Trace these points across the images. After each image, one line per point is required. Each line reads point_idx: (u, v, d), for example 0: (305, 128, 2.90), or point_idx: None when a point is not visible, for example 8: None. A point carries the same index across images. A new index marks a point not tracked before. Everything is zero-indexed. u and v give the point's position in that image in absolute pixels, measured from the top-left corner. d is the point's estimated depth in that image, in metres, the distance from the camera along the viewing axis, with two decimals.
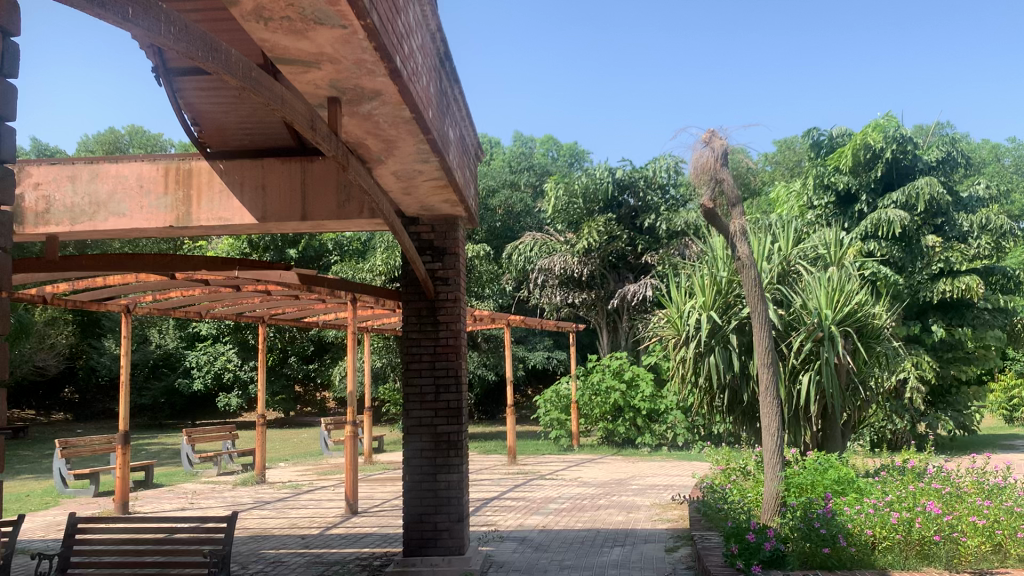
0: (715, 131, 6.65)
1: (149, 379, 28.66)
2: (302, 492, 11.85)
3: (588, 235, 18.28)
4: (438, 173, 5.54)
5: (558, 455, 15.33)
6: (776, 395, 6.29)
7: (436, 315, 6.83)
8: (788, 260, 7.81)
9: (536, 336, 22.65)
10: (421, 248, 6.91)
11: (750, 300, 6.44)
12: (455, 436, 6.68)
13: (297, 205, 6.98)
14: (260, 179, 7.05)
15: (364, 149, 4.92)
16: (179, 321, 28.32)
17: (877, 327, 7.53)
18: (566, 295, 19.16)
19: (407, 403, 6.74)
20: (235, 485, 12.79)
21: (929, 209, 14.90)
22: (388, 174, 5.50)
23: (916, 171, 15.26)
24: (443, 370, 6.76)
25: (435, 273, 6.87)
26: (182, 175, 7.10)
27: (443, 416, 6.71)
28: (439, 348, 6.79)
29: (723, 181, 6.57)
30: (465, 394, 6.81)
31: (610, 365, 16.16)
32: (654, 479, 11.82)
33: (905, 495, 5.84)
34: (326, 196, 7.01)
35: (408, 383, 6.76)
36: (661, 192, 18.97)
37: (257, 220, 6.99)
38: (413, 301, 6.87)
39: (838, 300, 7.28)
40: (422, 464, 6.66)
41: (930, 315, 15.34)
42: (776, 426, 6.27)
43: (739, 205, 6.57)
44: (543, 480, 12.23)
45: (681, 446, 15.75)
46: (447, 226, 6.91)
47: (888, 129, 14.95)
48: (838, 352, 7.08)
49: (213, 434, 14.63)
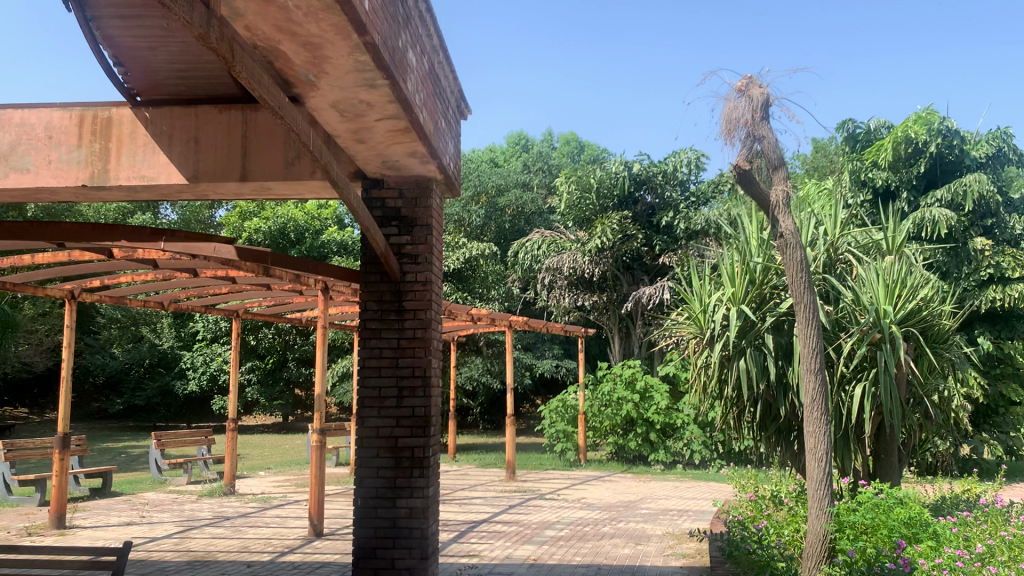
0: (752, 76, 5.32)
1: (142, 379, 27.45)
2: (270, 507, 10.53)
3: (601, 233, 16.87)
4: (393, 109, 4.26)
5: (562, 471, 13.94)
6: (826, 411, 4.98)
7: (402, 301, 5.51)
8: (836, 247, 6.45)
9: (546, 343, 21.27)
10: (385, 219, 5.57)
11: (793, 289, 5.11)
12: (420, 451, 5.36)
13: (237, 162, 5.75)
14: (193, 131, 5.81)
15: (281, 58, 3.65)
16: (176, 320, 27.10)
17: (945, 329, 6.13)
18: (576, 298, 17.84)
19: (362, 410, 5.43)
20: (200, 496, 11.49)
21: (976, 210, 13.50)
22: (326, 106, 4.23)
23: (963, 168, 13.85)
24: (408, 370, 5.45)
25: (402, 248, 5.54)
26: (100, 125, 5.85)
27: (409, 426, 5.40)
28: (403, 343, 5.47)
29: (766, 138, 5.23)
30: (434, 398, 5.50)
31: (622, 375, 14.78)
32: (667, 503, 10.43)
33: (1001, 547, 4.46)
34: (273, 152, 5.77)
35: (364, 386, 5.46)
36: (680, 188, 17.59)
37: (187, 179, 5.76)
38: (374, 283, 5.55)
39: (899, 293, 5.90)
40: (378, 486, 5.35)
41: (977, 326, 13.87)
42: (822, 450, 4.94)
43: (783, 168, 5.24)
44: (541, 500, 10.86)
45: (698, 464, 14.37)
46: (418, 190, 5.58)
47: (931, 123, 13.66)
48: (900, 357, 5.69)
49: (185, 440, 13.37)
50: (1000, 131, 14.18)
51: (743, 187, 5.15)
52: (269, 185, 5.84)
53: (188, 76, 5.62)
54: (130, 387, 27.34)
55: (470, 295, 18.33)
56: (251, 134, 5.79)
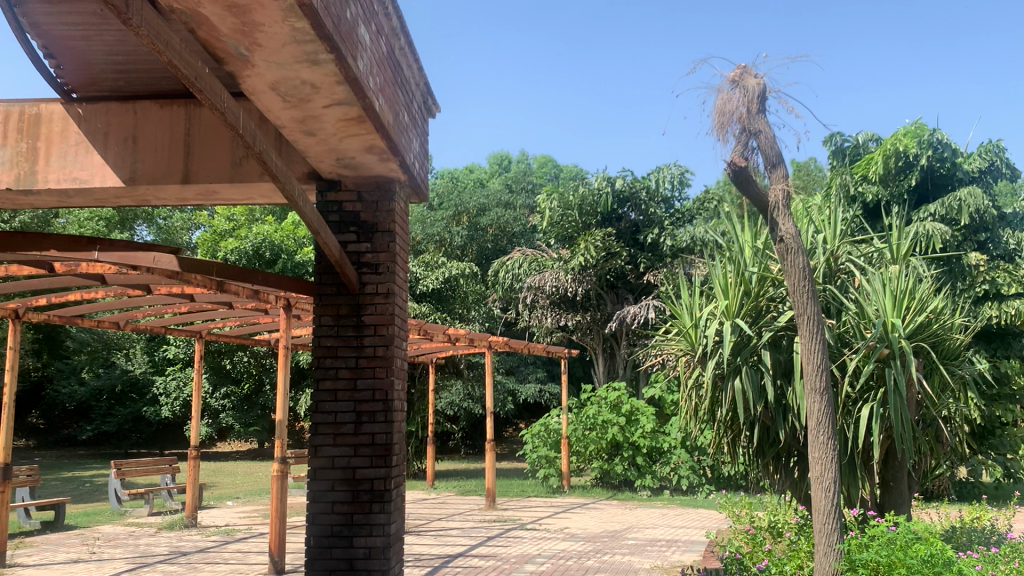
0: (746, 66, 4.84)
1: (114, 406, 26.58)
2: (231, 540, 9.86)
3: (584, 251, 16.39)
4: (342, 91, 3.73)
5: (544, 498, 13.34)
6: (832, 436, 4.52)
7: (361, 315, 4.94)
8: (836, 256, 5.95)
9: (528, 366, 20.71)
10: (342, 224, 5.01)
11: (796, 300, 4.61)
12: (380, 483, 4.79)
13: (180, 163, 5.21)
14: (130, 129, 5.25)
15: (203, 25, 3.11)
16: (148, 344, 26.02)
17: (957, 344, 5.61)
18: (559, 318, 17.30)
19: (315, 438, 4.85)
20: (159, 529, 10.81)
21: (970, 224, 13.13)
22: (265, 88, 3.70)
23: (954, 182, 13.49)
24: (367, 392, 4.88)
25: (361, 257, 4.99)
26: (27, 122, 5.29)
27: (369, 456, 4.82)
28: (362, 362, 4.90)
29: (763, 133, 4.72)
30: (396, 423, 4.92)
31: (607, 397, 14.23)
32: (654, 532, 9.85)
33: None
34: (218, 152, 5.22)
35: (318, 412, 4.88)
36: (665, 205, 17.20)
37: (123, 181, 5.20)
38: (329, 296, 4.98)
39: (908, 305, 5.38)
40: (333, 524, 4.77)
41: (972, 345, 13.44)
42: (831, 479, 4.52)
43: (783, 165, 4.70)
44: (522, 530, 10.25)
45: (686, 490, 13.81)
46: (379, 192, 5.03)
47: (922, 136, 13.29)
48: (911, 375, 5.15)
49: (147, 469, 12.66)
50: (991, 144, 13.86)
51: (736, 186, 4.69)
52: (215, 188, 5.30)
53: (127, 70, 5.05)
54: (101, 413, 26.44)
55: (450, 316, 17.73)
56: (195, 132, 5.24)
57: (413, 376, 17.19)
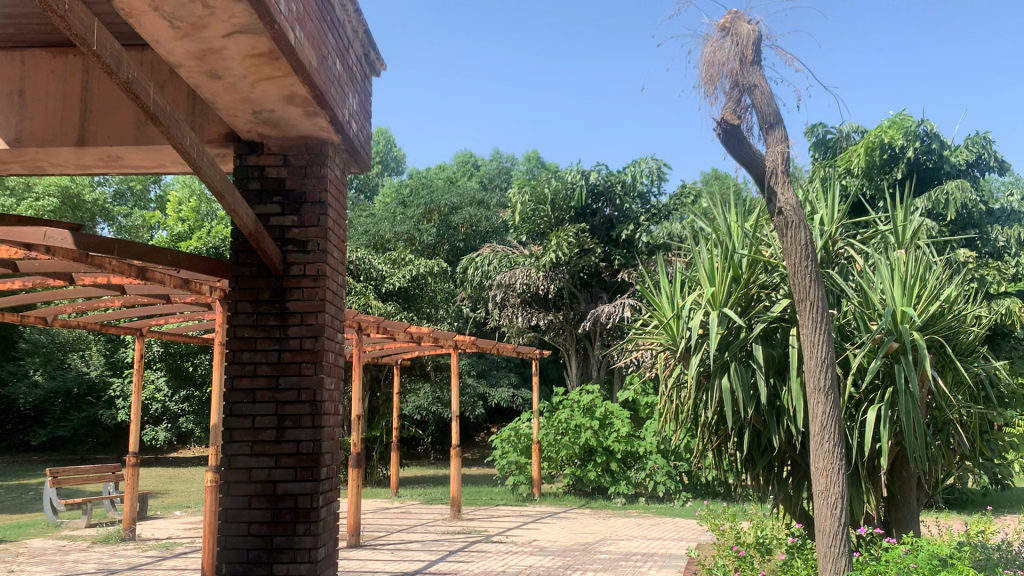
0: (738, 11, 4.15)
1: (69, 409, 25.42)
2: (169, 556, 9.02)
3: (556, 247, 15.66)
4: (243, 14, 2.99)
5: (513, 507, 12.60)
6: (839, 443, 3.85)
7: (284, 302, 4.18)
8: (834, 240, 5.26)
9: (500, 369, 19.94)
10: (264, 196, 4.26)
11: (798, 282, 3.93)
12: (305, 500, 4.04)
13: (74, 121, 4.41)
14: (17, 83, 4.45)
15: None
16: (106, 346, 24.94)
17: (973, 338, 4.93)
18: (530, 317, 16.48)
19: (229, 447, 4.09)
20: (93, 543, 9.94)
21: (958, 220, 12.60)
22: (145, 8, 2.96)
23: (942, 174, 12.99)
24: (290, 393, 4.12)
25: (286, 232, 4.23)
26: None
27: (293, 467, 4.07)
28: (285, 357, 4.14)
29: (758, 88, 4.03)
30: (327, 430, 4.17)
31: (579, 401, 13.49)
32: (628, 545, 9.14)
33: None
34: (119, 109, 4.43)
35: (232, 417, 4.12)
36: (639, 200, 16.64)
37: (7, 143, 4.40)
38: (247, 278, 4.23)
39: (919, 292, 4.70)
40: (250, 549, 4.01)
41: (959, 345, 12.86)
42: (839, 492, 3.84)
43: (781, 126, 4.01)
44: (487, 544, 9.48)
45: (662, 497, 13.12)
46: (308, 156, 4.27)
47: (908, 126, 12.69)
48: (924, 371, 4.46)
49: (87, 477, 11.73)
50: (979, 137, 13.40)
51: (726, 148, 4.00)
52: (117, 152, 4.51)
53: (16, 20, 4.13)
54: (55, 417, 25.19)
55: (417, 315, 16.98)
56: (93, 86, 4.44)
57: (378, 378, 16.34)
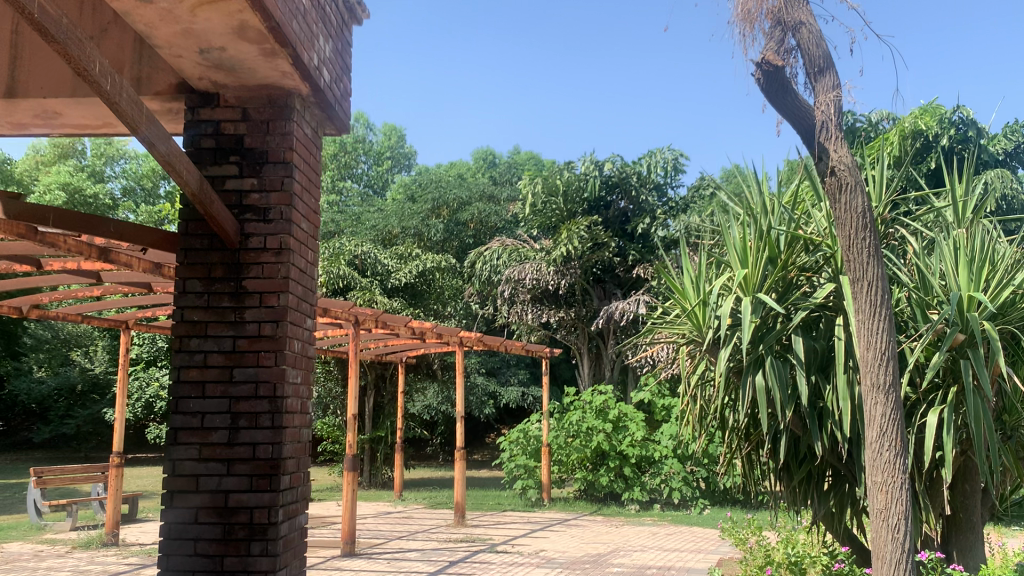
0: None
1: (73, 407, 24.87)
2: (149, 564, 8.42)
3: (567, 241, 14.98)
4: None
5: (521, 513, 11.95)
6: (903, 453, 3.18)
7: (241, 279, 3.55)
8: (884, 218, 4.58)
9: (511, 367, 19.36)
10: (220, 157, 3.63)
11: (853, 260, 3.27)
12: (263, 515, 3.40)
13: (2, 70, 3.78)
14: None
15: None
16: (111, 342, 24.38)
17: None
18: (540, 314, 15.79)
19: (174, 450, 3.46)
20: (74, 548, 9.36)
21: (996, 211, 11.89)
22: None
23: (979, 164, 12.28)
24: (246, 387, 3.49)
25: (245, 197, 3.59)
26: None
27: (248, 475, 3.44)
28: (240, 345, 3.50)
29: (805, 26, 3.36)
30: (290, 431, 3.53)
31: (592, 402, 12.84)
32: (642, 557, 8.46)
33: None
34: (54, 57, 3.80)
35: (177, 415, 3.49)
36: (656, 192, 15.98)
37: None
38: (198, 252, 3.60)
39: (987, 274, 4.02)
40: (196, 571, 3.39)
41: None
42: (905, 512, 3.16)
43: (833, 71, 3.33)
44: (490, 554, 8.81)
45: (678, 504, 12.42)
46: (271, 109, 3.63)
47: (942, 114, 12.04)
48: (997, 366, 3.78)
49: (74, 478, 11.14)
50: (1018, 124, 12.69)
51: (766, 96, 3.36)
52: (55, 107, 3.89)
53: None
54: (58, 415, 24.67)
55: (425, 313, 16.32)
56: (25, 29, 3.81)
57: (383, 377, 15.68)
